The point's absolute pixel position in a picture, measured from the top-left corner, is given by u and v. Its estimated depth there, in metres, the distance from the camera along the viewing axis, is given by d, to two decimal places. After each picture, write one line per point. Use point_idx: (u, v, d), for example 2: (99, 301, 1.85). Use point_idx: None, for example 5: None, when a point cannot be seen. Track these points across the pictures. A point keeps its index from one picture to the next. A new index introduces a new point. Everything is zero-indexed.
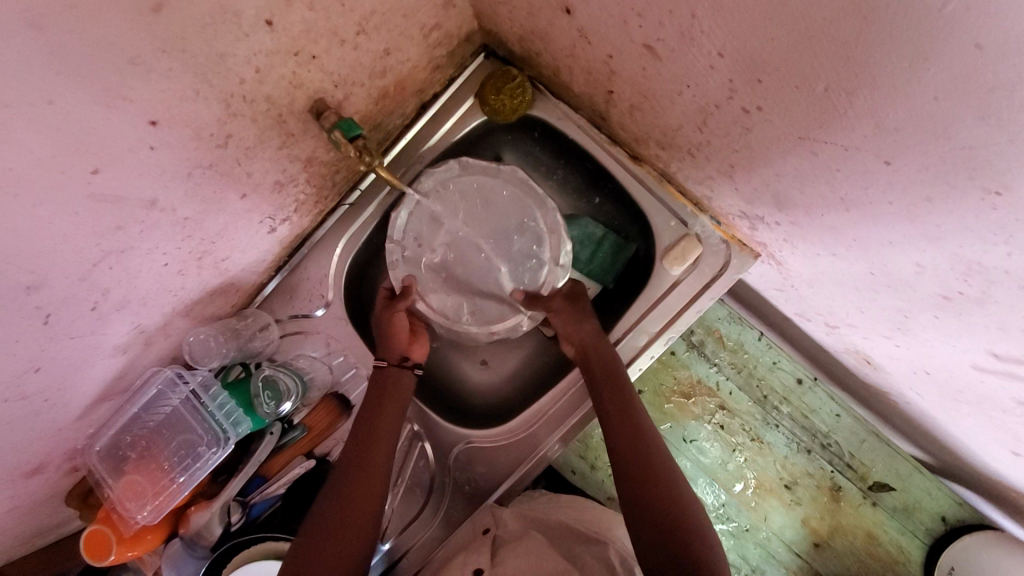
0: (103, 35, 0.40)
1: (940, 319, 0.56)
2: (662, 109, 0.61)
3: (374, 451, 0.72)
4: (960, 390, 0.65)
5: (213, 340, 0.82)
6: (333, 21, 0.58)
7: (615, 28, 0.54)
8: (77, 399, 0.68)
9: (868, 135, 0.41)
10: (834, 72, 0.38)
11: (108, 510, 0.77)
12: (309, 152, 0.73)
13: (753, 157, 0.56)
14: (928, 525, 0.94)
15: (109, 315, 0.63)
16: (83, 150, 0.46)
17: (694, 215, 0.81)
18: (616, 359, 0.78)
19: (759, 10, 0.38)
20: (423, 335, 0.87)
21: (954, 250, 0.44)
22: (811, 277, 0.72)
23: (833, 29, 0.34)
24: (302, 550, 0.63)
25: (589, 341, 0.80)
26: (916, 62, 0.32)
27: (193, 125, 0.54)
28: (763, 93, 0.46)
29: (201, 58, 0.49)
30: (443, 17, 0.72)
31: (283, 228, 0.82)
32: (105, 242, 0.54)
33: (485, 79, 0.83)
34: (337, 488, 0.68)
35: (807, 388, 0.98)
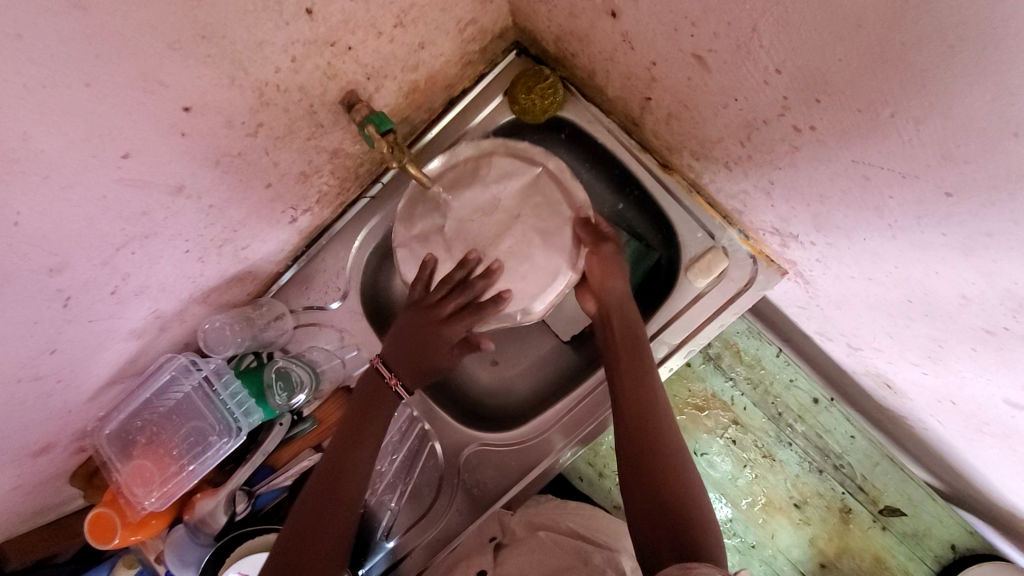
0: (143, 19, 0.39)
1: (978, 352, 0.54)
2: (703, 120, 0.60)
3: (344, 487, 0.69)
4: (987, 422, 0.64)
5: (228, 327, 0.81)
6: (372, 12, 0.56)
7: (663, 36, 0.53)
8: (91, 381, 0.67)
9: (931, 165, 0.40)
10: (904, 98, 0.37)
11: (114, 493, 0.77)
12: (335, 143, 0.72)
13: (795, 175, 0.55)
14: (937, 553, 0.93)
15: (128, 299, 0.62)
16: (115, 133, 0.45)
17: (722, 229, 0.80)
18: (636, 327, 0.76)
19: (828, 27, 0.37)
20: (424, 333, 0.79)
21: (1007, 287, 0.43)
22: (839, 298, 0.71)
23: (912, 54, 0.33)
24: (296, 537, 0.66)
25: (608, 300, 0.78)
26: (1000, 96, 0.31)
27: (225, 113, 0.53)
28: (820, 113, 0.44)
29: (239, 45, 0.48)
30: (480, 12, 0.70)
31: (305, 218, 0.80)
32: (130, 227, 0.53)
33: (517, 77, 0.81)
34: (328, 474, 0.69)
35: (823, 407, 0.97)
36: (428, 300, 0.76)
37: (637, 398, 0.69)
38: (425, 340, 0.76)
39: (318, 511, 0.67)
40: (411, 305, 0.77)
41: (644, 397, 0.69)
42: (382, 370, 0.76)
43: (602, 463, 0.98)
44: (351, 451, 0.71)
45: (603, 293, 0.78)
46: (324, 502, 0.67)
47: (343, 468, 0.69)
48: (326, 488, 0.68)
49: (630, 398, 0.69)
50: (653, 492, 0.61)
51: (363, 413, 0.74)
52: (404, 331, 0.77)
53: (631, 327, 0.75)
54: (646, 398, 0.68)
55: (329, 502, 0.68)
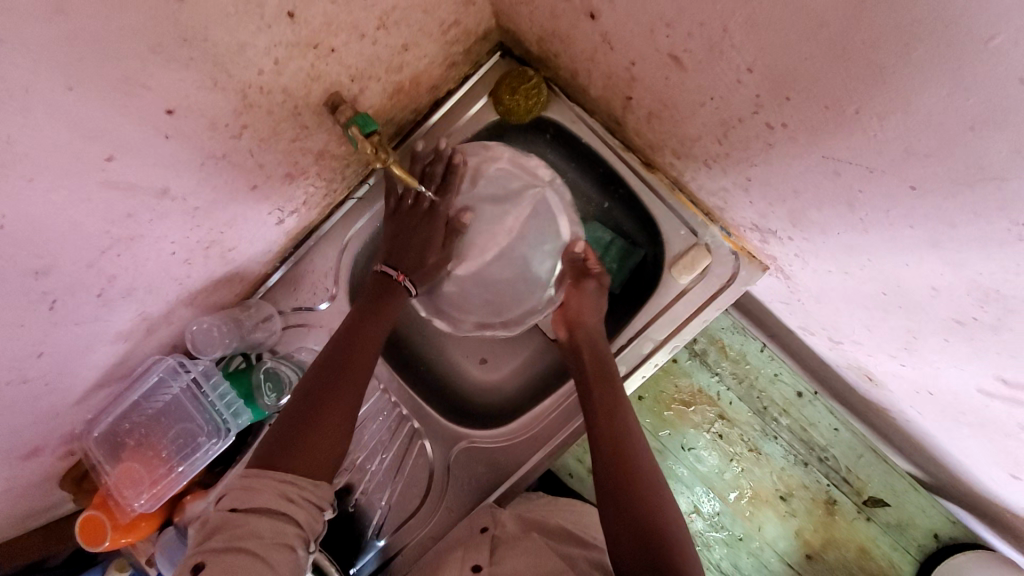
0: (125, 23, 0.40)
1: (951, 343, 0.56)
2: (681, 118, 0.61)
3: (341, 390, 0.63)
4: (963, 411, 0.66)
5: (216, 329, 0.81)
6: (354, 15, 0.57)
7: (640, 36, 0.54)
8: (78, 384, 0.67)
9: (896, 160, 0.41)
10: (867, 95, 0.38)
11: (103, 495, 0.76)
12: (321, 145, 0.72)
13: (771, 171, 0.56)
14: (921, 542, 0.95)
15: (115, 302, 0.62)
16: (99, 136, 0.45)
17: (705, 226, 0.81)
18: (605, 356, 0.77)
19: (795, 27, 0.38)
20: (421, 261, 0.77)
21: (974, 277, 0.44)
22: (819, 292, 0.72)
23: (872, 53, 0.35)
24: (286, 436, 0.59)
25: (580, 332, 0.80)
26: (956, 92, 0.32)
27: (209, 116, 0.53)
28: (790, 110, 0.46)
29: (222, 48, 0.48)
30: (463, 14, 0.71)
31: (291, 220, 0.81)
32: (115, 229, 0.54)
33: (501, 77, 0.82)
34: (324, 380, 0.64)
35: (807, 401, 0.99)
36: (409, 201, 0.73)
37: (611, 424, 0.69)
38: (413, 228, 0.73)
39: (321, 397, 0.62)
40: (392, 211, 0.74)
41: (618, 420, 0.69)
42: (386, 270, 0.73)
43: None
44: (356, 356, 0.67)
45: (576, 323, 0.80)
46: (317, 404, 0.62)
47: (347, 365, 0.65)
48: (319, 391, 0.63)
49: (604, 425, 0.70)
50: (631, 510, 0.62)
51: (369, 316, 0.70)
52: (393, 236, 0.73)
53: (601, 356, 0.77)
54: (621, 424, 0.69)
55: (330, 396, 0.63)
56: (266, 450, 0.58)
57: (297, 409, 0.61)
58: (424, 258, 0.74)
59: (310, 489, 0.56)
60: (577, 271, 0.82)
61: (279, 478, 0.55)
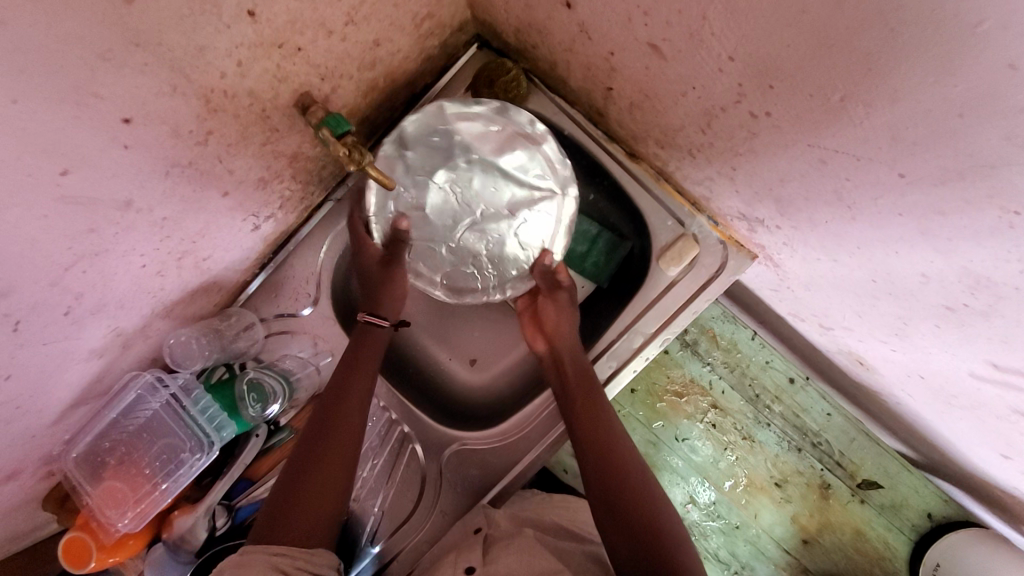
0: (71, 28, 0.37)
1: (941, 328, 0.55)
2: (664, 108, 0.59)
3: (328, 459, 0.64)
4: (955, 394, 0.65)
5: (195, 342, 0.79)
6: (320, 11, 0.54)
7: (618, 25, 0.52)
8: (52, 405, 0.65)
9: (883, 148, 0.39)
10: (852, 83, 0.37)
11: (88, 516, 0.74)
12: (294, 147, 0.70)
13: (756, 161, 0.55)
14: (916, 522, 0.95)
15: (84, 319, 0.60)
16: (51, 149, 0.43)
17: (691, 215, 0.80)
18: (583, 363, 0.76)
19: (776, 13, 0.36)
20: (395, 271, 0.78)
21: (964, 264, 0.43)
22: (808, 279, 0.71)
23: (856, 39, 0.33)
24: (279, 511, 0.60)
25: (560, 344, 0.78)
26: (943, 77, 0.31)
27: (170, 122, 0.51)
28: (773, 99, 0.44)
29: (178, 51, 0.46)
30: (436, 6, 0.69)
31: (268, 225, 0.79)
32: (77, 245, 0.51)
33: (479, 70, 0.80)
34: (312, 447, 0.64)
35: (799, 387, 0.99)
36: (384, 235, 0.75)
37: (595, 436, 0.68)
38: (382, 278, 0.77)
39: (310, 462, 0.63)
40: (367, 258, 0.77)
41: (604, 428, 0.69)
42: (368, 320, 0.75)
43: None
44: (337, 411, 0.68)
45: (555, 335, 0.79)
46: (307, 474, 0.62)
47: (332, 420, 0.67)
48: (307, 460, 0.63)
49: (589, 432, 0.69)
50: (624, 511, 0.61)
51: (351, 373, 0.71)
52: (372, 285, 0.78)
53: (577, 363, 0.75)
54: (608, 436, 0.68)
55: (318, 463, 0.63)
56: (262, 528, 0.59)
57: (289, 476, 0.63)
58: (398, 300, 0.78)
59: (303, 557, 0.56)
60: (547, 283, 0.80)
61: (271, 551, 0.55)
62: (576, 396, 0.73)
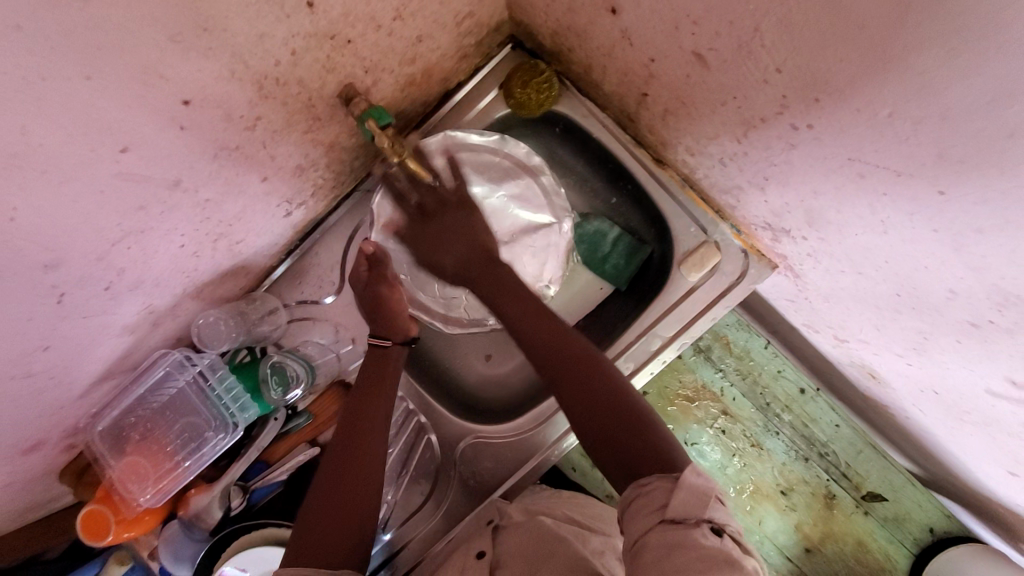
0: (148, 11, 0.39)
1: (961, 344, 0.56)
2: (700, 116, 0.61)
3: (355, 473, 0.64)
4: (967, 410, 0.66)
5: (222, 323, 0.80)
6: (372, 5, 0.56)
7: (663, 33, 0.53)
8: (82, 377, 0.66)
9: (926, 164, 0.41)
10: (901, 100, 0.38)
11: (108, 489, 0.75)
12: (332, 137, 0.71)
13: (790, 171, 0.56)
14: (917, 536, 0.97)
15: (122, 295, 0.61)
16: (114, 126, 0.44)
17: (714, 223, 0.81)
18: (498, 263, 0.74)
19: (832, 29, 0.38)
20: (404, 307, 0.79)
21: (994, 282, 0.44)
22: (828, 291, 0.73)
23: (912, 58, 0.35)
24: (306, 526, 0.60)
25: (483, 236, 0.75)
26: (995, 99, 0.32)
27: (224, 107, 0.52)
28: (818, 112, 0.46)
29: (240, 38, 0.47)
30: (478, 6, 0.70)
31: (299, 212, 0.80)
32: (126, 222, 0.53)
33: (513, 70, 0.81)
34: (333, 466, 0.65)
35: (809, 397, 1.00)
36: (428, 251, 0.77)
37: (538, 333, 0.67)
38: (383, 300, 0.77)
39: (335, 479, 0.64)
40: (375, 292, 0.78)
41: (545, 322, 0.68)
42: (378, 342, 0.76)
43: None
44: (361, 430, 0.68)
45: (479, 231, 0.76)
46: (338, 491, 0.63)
47: (355, 441, 0.67)
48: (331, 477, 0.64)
49: (529, 333, 0.67)
50: (583, 397, 0.60)
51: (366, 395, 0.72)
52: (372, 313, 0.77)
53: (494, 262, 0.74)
54: (554, 332, 0.67)
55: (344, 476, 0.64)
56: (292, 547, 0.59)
57: (317, 492, 0.63)
58: (402, 314, 0.77)
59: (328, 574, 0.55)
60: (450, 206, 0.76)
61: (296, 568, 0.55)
62: (504, 303, 0.71)
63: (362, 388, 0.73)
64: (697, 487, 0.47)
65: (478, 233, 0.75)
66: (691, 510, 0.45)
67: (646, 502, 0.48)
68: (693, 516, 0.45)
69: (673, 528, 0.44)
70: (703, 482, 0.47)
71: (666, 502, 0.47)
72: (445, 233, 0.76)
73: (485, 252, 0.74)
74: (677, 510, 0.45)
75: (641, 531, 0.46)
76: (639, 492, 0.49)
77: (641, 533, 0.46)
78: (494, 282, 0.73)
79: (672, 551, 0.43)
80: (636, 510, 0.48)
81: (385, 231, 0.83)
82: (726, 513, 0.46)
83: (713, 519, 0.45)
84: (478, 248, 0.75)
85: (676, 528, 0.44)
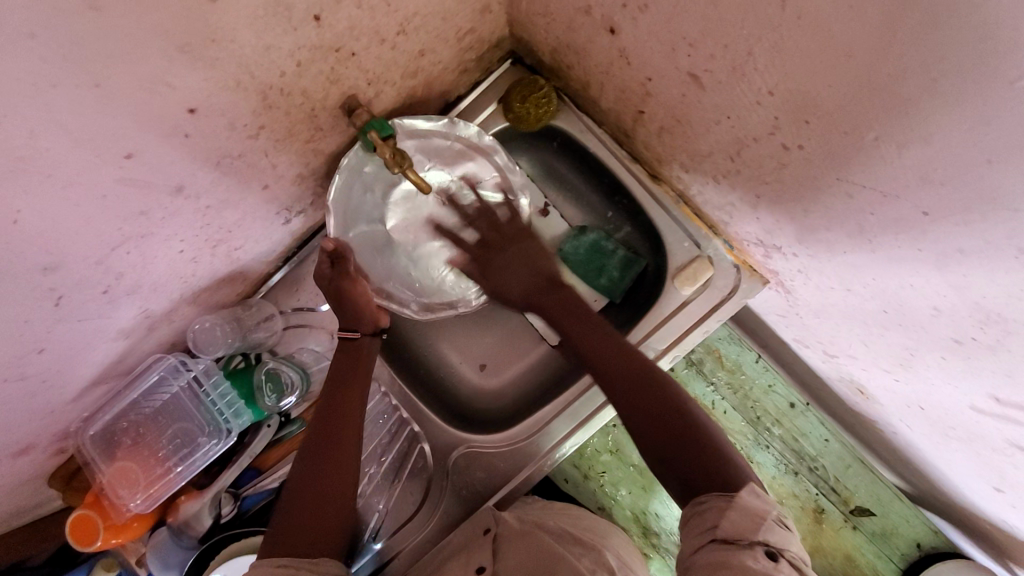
0: (159, 21, 0.40)
1: (947, 361, 0.57)
2: (694, 134, 0.62)
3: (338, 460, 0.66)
4: (953, 426, 0.68)
5: (218, 328, 0.80)
6: (377, 20, 0.57)
7: (661, 54, 0.55)
8: (77, 381, 0.66)
9: (910, 186, 0.42)
10: (887, 124, 0.40)
11: (97, 493, 0.75)
12: (332, 147, 0.72)
13: (781, 190, 0.58)
14: (905, 551, 0.97)
15: (120, 299, 0.61)
16: (120, 132, 0.44)
17: (707, 238, 0.83)
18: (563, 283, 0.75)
19: (822, 56, 0.39)
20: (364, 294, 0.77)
21: (977, 300, 0.46)
22: (818, 307, 0.74)
23: (897, 85, 0.36)
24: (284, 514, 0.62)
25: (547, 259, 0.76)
26: (976, 126, 0.34)
27: (228, 115, 0.53)
28: (808, 134, 0.47)
29: (247, 49, 0.48)
30: (479, 22, 0.72)
31: (298, 219, 0.80)
32: (127, 226, 0.53)
33: (512, 85, 0.82)
34: (314, 453, 0.66)
35: (799, 412, 1.01)
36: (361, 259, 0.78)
37: (598, 346, 0.68)
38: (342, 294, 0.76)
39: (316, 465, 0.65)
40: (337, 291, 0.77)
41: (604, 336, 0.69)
42: (347, 334, 0.76)
43: (588, 464, 1.01)
44: (341, 411, 0.69)
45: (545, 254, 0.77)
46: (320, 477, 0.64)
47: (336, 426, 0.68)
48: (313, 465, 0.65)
49: (585, 344, 0.69)
50: (642, 409, 0.61)
51: (347, 374, 0.74)
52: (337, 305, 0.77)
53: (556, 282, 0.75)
54: (614, 344, 0.68)
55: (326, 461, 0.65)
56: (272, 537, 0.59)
57: (299, 476, 0.64)
58: (369, 307, 0.77)
59: (310, 568, 0.56)
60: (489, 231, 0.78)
61: (276, 559, 0.56)
62: (562, 318, 0.72)
63: (341, 380, 0.73)
64: (751, 508, 0.49)
65: (536, 258, 0.76)
66: (743, 530, 0.47)
67: (701, 520, 0.50)
68: (748, 537, 0.47)
69: (723, 546, 0.47)
70: (758, 504, 0.49)
71: (717, 522, 0.49)
72: (508, 261, 0.77)
73: (548, 279, 0.75)
74: (729, 530, 0.48)
75: (692, 550, 0.49)
76: (695, 510, 0.51)
77: (692, 551, 0.49)
78: (561, 306, 0.73)
79: (719, 569, 0.45)
80: (693, 525, 0.51)
81: (358, 219, 0.80)
82: (786, 536, 0.48)
83: (768, 539, 0.46)
84: (539, 272, 0.76)
85: (728, 548, 0.46)
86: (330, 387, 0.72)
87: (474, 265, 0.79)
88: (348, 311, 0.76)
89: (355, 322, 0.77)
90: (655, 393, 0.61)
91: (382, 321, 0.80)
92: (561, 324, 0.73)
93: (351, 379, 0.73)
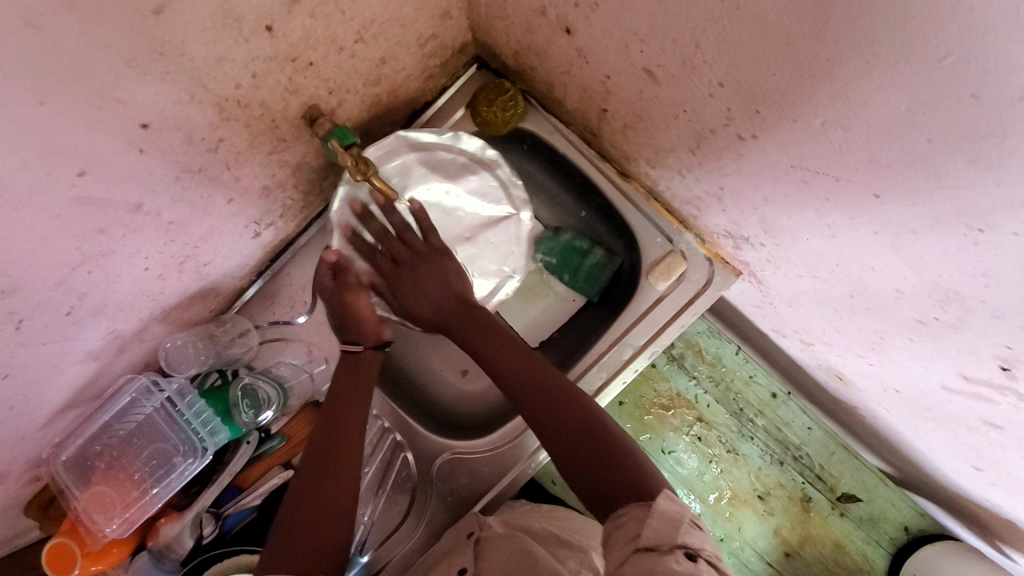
0: (103, 36, 0.39)
1: (914, 342, 0.58)
2: (655, 129, 0.63)
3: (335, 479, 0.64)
4: (927, 406, 0.68)
5: (191, 346, 0.79)
6: (333, 29, 0.57)
7: (614, 51, 0.55)
8: (45, 406, 0.65)
9: (860, 170, 0.43)
10: (831, 109, 0.40)
11: (72, 521, 0.73)
12: (298, 158, 0.72)
13: (742, 180, 0.59)
14: (893, 535, 0.98)
15: (84, 320, 0.60)
16: (71, 150, 0.44)
17: (679, 233, 0.83)
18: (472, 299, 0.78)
19: (764, 45, 0.40)
20: (365, 305, 0.76)
21: (934, 279, 0.46)
22: (789, 295, 0.75)
23: (837, 70, 0.37)
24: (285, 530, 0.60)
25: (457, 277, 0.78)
26: (914, 107, 0.34)
27: (185, 129, 0.53)
28: (760, 123, 0.48)
29: (199, 62, 0.48)
30: (440, 28, 0.72)
31: (268, 233, 0.80)
32: (86, 245, 0.52)
33: (478, 89, 0.83)
34: (313, 472, 0.65)
35: (781, 402, 1.02)
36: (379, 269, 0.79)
37: (507, 363, 0.71)
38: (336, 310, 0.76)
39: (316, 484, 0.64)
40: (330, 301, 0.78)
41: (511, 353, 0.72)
42: (348, 347, 0.75)
43: None
44: (339, 431, 0.68)
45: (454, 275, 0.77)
46: (320, 494, 0.63)
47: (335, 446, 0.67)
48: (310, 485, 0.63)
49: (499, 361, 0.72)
50: (556, 420, 0.64)
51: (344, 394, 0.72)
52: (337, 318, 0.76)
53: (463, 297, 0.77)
54: (529, 363, 0.70)
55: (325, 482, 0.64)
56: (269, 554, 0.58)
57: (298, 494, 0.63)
58: (372, 318, 0.76)
59: None
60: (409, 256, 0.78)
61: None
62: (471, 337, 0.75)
63: (338, 397, 0.71)
64: (668, 515, 0.48)
65: (455, 279, 0.78)
66: (663, 537, 0.46)
67: (623, 531, 0.49)
68: (667, 541, 0.45)
69: (646, 555, 0.45)
70: (674, 510, 0.48)
71: (638, 531, 0.47)
72: (422, 282, 0.77)
73: (460, 299, 0.77)
74: (650, 538, 0.46)
75: (618, 559, 0.47)
76: (616, 523, 0.50)
77: (616, 565, 0.46)
78: (474, 327, 0.76)
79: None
80: (616, 537, 0.49)
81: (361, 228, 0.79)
82: (700, 536, 0.46)
83: (687, 543, 0.45)
84: (450, 289, 0.77)
85: (652, 554, 0.44)
86: (330, 405, 0.70)
87: (382, 286, 0.79)
88: (345, 325, 0.76)
89: (356, 336, 0.75)
90: (571, 410, 0.64)
91: (386, 335, 0.77)
92: (487, 354, 0.73)
93: (348, 405, 0.71)
